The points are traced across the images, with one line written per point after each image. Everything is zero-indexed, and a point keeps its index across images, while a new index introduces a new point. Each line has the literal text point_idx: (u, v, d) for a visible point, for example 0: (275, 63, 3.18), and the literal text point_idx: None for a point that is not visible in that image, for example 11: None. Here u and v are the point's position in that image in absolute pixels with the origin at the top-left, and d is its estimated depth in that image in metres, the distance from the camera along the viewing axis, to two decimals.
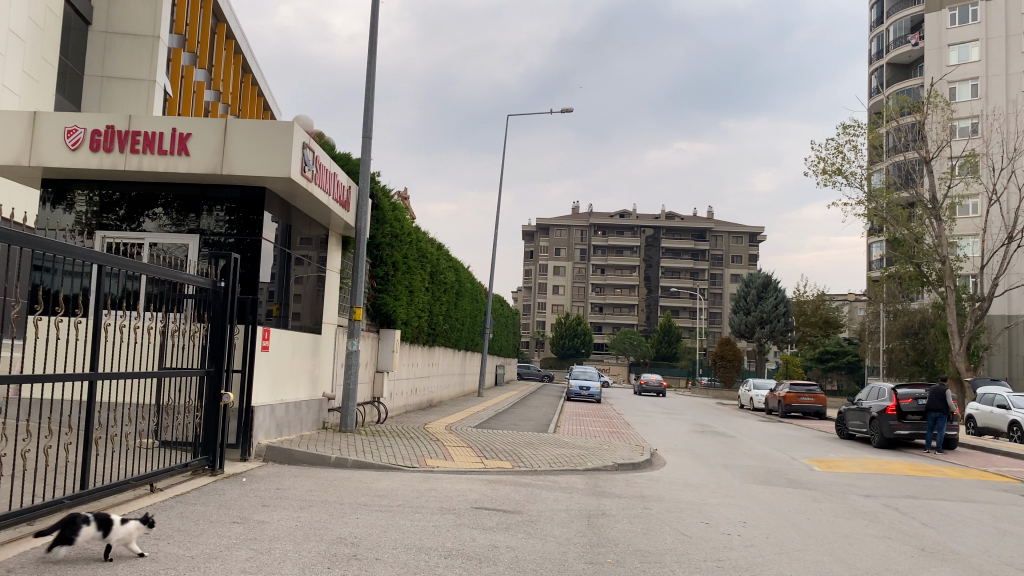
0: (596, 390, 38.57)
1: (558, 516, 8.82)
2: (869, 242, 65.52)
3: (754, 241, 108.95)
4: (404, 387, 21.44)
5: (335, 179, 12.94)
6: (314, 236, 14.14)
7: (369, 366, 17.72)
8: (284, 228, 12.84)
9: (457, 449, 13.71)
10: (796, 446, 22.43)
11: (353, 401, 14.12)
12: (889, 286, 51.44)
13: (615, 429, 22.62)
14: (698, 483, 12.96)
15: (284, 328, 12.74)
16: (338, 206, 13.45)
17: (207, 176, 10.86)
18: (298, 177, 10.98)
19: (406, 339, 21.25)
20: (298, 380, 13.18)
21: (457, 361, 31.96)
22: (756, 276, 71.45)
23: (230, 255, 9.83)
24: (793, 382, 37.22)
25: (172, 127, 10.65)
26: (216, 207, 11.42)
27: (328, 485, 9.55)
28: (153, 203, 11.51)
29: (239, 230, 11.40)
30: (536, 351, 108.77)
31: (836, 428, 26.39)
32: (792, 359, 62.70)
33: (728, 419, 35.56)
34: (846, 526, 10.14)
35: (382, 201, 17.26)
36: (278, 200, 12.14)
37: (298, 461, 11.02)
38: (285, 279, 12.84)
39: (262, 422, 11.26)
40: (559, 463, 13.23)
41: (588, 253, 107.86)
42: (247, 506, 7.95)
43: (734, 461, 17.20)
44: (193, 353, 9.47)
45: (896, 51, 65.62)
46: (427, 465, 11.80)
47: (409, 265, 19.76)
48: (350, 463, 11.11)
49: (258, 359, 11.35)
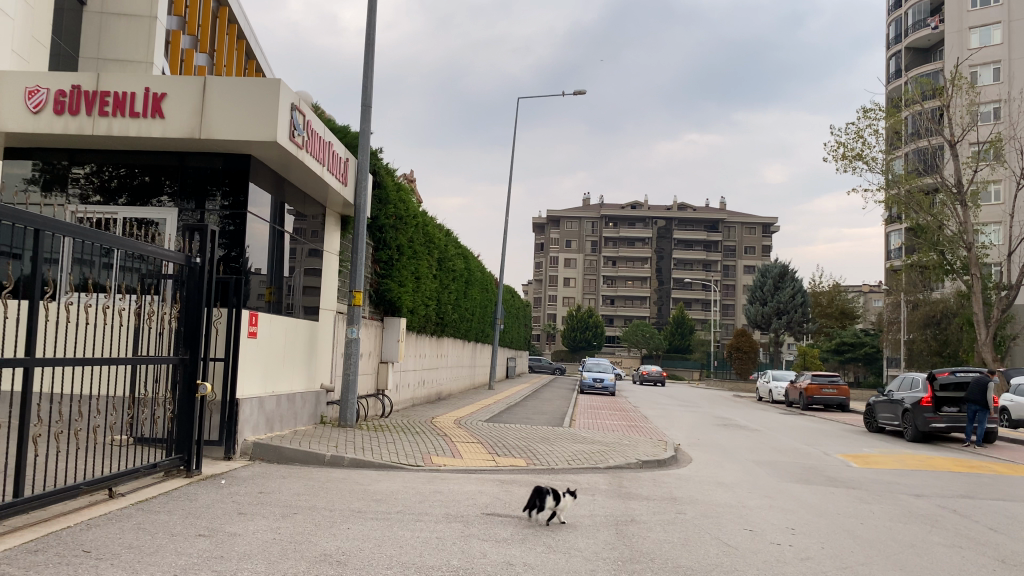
0: (610, 382, 37.36)
1: (582, 524, 7.66)
2: (888, 231, 63.94)
3: (767, 232, 107.08)
4: (410, 379, 20.33)
5: (330, 150, 11.74)
6: (310, 214, 12.97)
7: (372, 356, 16.62)
8: (277, 205, 11.72)
9: (467, 445, 12.55)
10: (826, 440, 21.16)
11: (352, 394, 12.99)
12: (911, 275, 49.78)
13: (633, 423, 21.44)
14: (732, 483, 11.77)
15: (278, 313, 11.60)
16: (336, 180, 12.25)
17: (185, 142, 9.71)
18: (287, 142, 9.81)
19: (413, 328, 20.15)
20: (292, 369, 12.06)
21: (467, 352, 30.84)
22: (772, 265, 69.50)
23: (206, 225, 8.63)
24: (815, 374, 35.87)
25: (146, 87, 9.52)
26: (199, 178, 10.28)
27: (319, 488, 8.41)
28: (133, 174, 10.39)
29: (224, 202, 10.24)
30: (546, 345, 107.50)
31: (865, 422, 25.11)
32: (810, 351, 61.17)
33: (748, 411, 34.31)
34: (908, 533, 8.95)
35: (384, 179, 16.08)
36: (267, 173, 10.97)
37: (290, 461, 9.87)
38: (278, 261, 11.71)
39: (250, 416, 10.08)
40: (577, 460, 12.05)
41: (599, 244, 106.55)
42: (220, 514, 6.81)
43: (765, 456, 16.01)
44: (167, 338, 8.29)
45: (915, 35, 63.84)
46: (433, 464, 10.65)
47: (414, 250, 18.58)
48: (347, 462, 9.98)
49: (244, 346, 10.14)
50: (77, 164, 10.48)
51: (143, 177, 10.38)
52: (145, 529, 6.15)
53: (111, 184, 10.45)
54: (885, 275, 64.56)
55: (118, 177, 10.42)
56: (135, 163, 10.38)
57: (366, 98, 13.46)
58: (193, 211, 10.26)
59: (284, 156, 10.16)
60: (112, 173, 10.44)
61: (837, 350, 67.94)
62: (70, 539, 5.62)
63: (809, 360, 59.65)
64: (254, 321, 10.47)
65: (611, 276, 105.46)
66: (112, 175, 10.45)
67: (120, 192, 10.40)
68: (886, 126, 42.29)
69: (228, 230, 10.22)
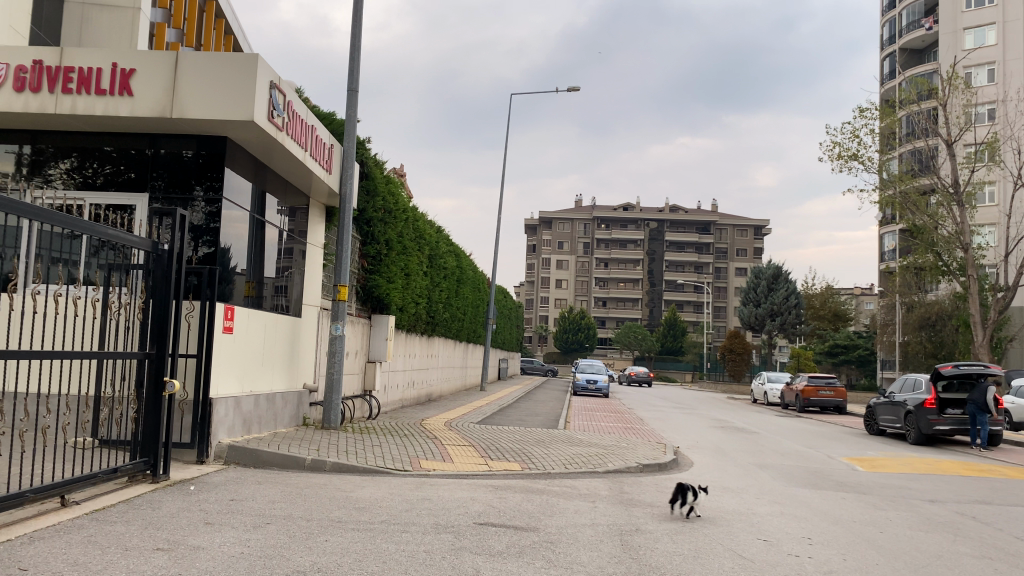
0: (604, 384, 36.75)
1: (583, 535, 7.01)
2: (882, 233, 63.54)
3: (759, 234, 106.74)
4: (399, 380, 19.64)
5: (313, 135, 11.07)
6: (292, 205, 12.29)
7: (359, 355, 15.99)
8: (258, 194, 11.05)
9: (458, 448, 11.89)
10: (827, 443, 20.59)
11: (336, 394, 12.34)
12: (906, 277, 49.36)
13: (629, 424, 20.83)
14: (738, 488, 11.15)
15: (257, 309, 10.92)
16: (320, 168, 11.58)
17: (156, 121, 9.01)
18: (265, 123, 9.14)
19: (402, 327, 19.48)
20: (273, 368, 11.40)
21: (458, 353, 30.18)
22: (765, 265, 68.85)
23: (175, 209, 7.88)
24: (812, 375, 35.33)
25: (113, 62, 8.82)
26: (175, 165, 9.58)
27: (297, 494, 7.73)
28: (104, 157, 9.67)
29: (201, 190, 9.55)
30: (539, 347, 106.87)
31: (864, 424, 24.58)
32: (804, 354, 60.75)
33: (745, 413, 33.74)
34: (932, 543, 8.35)
35: (372, 170, 15.43)
36: (245, 158, 10.28)
37: (268, 465, 9.20)
38: (258, 254, 11.04)
39: (224, 417, 9.39)
40: (574, 464, 11.39)
41: (591, 246, 105.99)
42: (184, 524, 6.13)
43: (767, 460, 15.41)
44: (132, 332, 7.58)
45: (909, 35, 63.49)
46: (422, 468, 9.97)
47: (404, 246, 17.92)
48: (328, 467, 9.31)
49: (219, 342, 9.46)
50: (44, 145, 9.75)
51: (115, 160, 9.66)
52: (96, 542, 5.46)
53: (81, 166, 9.71)
54: (880, 276, 64.16)
55: (88, 159, 9.69)
56: (107, 145, 9.66)
57: (353, 82, 12.78)
58: (167, 198, 9.55)
59: (263, 138, 9.50)
60: (82, 154, 9.71)
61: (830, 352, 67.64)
62: (6, 556, 4.94)
63: (803, 362, 59.19)
64: (230, 315, 9.78)
65: (603, 278, 104.88)
66: (83, 157, 9.71)
67: (90, 175, 9.67)
68: (880, 126, 41.82)
69: (203, 219, 9.53)
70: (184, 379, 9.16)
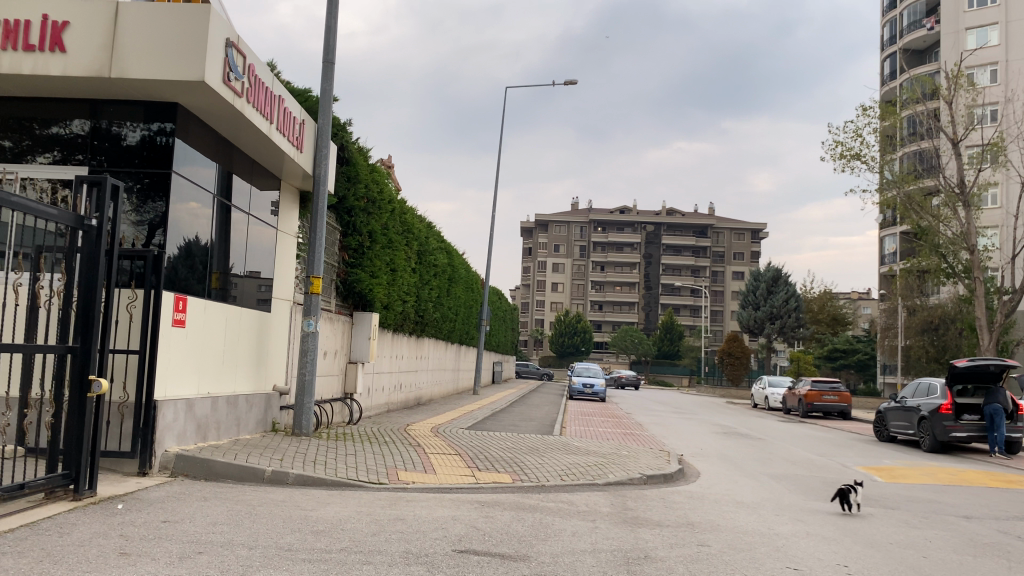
0: (601, 388, 35.61)
1: (582, 565, 5.87)
2: (882, 236, 62.46)
3: (756, 238, 105.82)
4: (385, 383, 18.47)
5: (280, 107, 9.92)
6: (261, 188, 11.11)
7: (339, 356, 14.88)
8: (224, 176, 9.93)
9: (442, 457, 10.71)
10: (839, 450, 19.47)
11: (308, 397, 11.20)
12: (909, 282, 48.31)
13: (628, 430, 19.66)
14: (755, 503, 10.01)
15: (220, 302, 9.78)
16: (290, 144, 10.39)
17: (93, 82, 7.84)
18: (219, 86, 7.98)
19: (388, 326, 18.33)
20: (235, 366, 10.24)
21: (450, 356, 28.99)
22: (764, 268, 67.58)
23: (105, 179, 6.65)
24: (815, 379, 34.20)
25: (43, 14, 7.67)
26: (127, 135, 8.35)
27: (247, 515, 6.55)
28: (53, 125, 8.44)
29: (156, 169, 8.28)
30: (534, 350, 105.78)
31: (874, 430, 23.50)
32: (803, 357, 59.74)
33: (746, 418, 32.62)
34: (986, 570, 7.21)
35: (354, 155, 14.33)
36: (204, 133, 9.11)
37: (221, 478, 8.02)
38: (222, 241, 9.90)
39: (172, 422, 8.19)
40: (571, 476, 10.23)
41: (587, 249, 104.80)
42: (92, 555, 4.97)
43: (779, 470, 14.30)
44: (51, 324, 6.39)
45: (911, 35, 62.43)
46: (400, 481, 8.82)
47: (390, 239, 16.75)
48: (291, 480, 8.17)
49: (167, 337, 8.28)
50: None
51: (64, 132, 8.43)
52: None
53: (26, 136, 8.48)
54: (880, 280, 63.09)
55: (34, 129, 8.47)
56: (55, 113, 8.43)
57: (329, 54, 11.64)
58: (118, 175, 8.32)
59: (218, 105, 8.34)
60: (27, 123, 8.48)
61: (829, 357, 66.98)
62: None
63: (804, 366, 58.12)
64: (181, 307, 8.61)
65: (600, 281, 103.70)
66: (28, 125, 8.49)
67: (36, 147, 8.44)
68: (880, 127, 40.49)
69: (155, 199, 8.29)
70: (124, 379, 7.95)
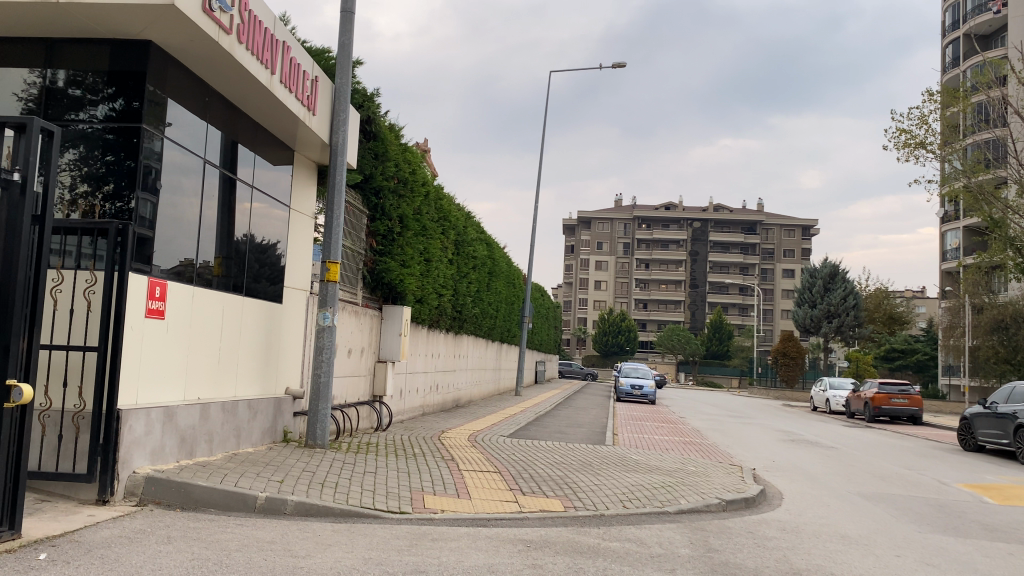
0: (651, 390, 33.62)
1: None
2: (944, 231, 59.09)
3: (807, 235, 101.98)
4: (419, 384, 16.86)
5: (286, 56, 8.32)
6: (269, 157, 9.49)
7: (366, 353, 13.30)
8: (226, 143, 8.40)
9: (479, 476, 8.94)
10: (927, 462, 17.29)
11: (323, 403, 9.57)
12: (978, 278, 44.99)
13: (688, 439, 17.75)
14: (864, 539, 8.07)
15: (218, 291, 8.23)
16: (298, 103, 8.77)
17: (41, 12, 6.29)
18: (196, 15, 6.39)
19: (423, 322, 16.73)
20: (237, 366, 8.68)
21: (491, 355, 27.45)
22: (821, 265, 63.96)
23: (33, 121, 5.01)
24: (883, 382, 31.77)
25: None
26: (122, 103, 6.75)
27: (211, 568, 4.86)
28: (36, 94, 6.89)
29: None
30: (577, 349, 103.82)
31: (959, 439, 21.26)
32: (862, 357, 56.70)
33: (808, 423, 30.38)
34: None
35: (383, 130, 12.67)
36: (190, 84, 7.53)
37: (204, 507, 6.43)
38: (222, 219, 8.34)
39: (143, 435, 6.61)
40: (633, 500, 8.45)
41: (631, 246, 102.40)
42: None
43: (870, 488, 12.34)
44: None
45: (975, 20, 58.94)
46: (427, 510, 7.12)
47: (424, 226, 15.10)
48: (290, 509, 6.56)
49: (138, 332, 6.70)
50: (6, 102, 6.93)
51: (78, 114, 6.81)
52: None
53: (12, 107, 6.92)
54: (942, 277, 59.70)
55: (41, 113, 6.88)
56: (61, 90, 6.85)
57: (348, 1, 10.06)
58: (128, 156, 6.70)
59: (200, 41, 6.74)
60: (35, 106, 6.89)
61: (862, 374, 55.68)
62: None
63: (863, 367, 55.35)
64: (159, 294, 7.03)
65: (644, 279, 101.37)
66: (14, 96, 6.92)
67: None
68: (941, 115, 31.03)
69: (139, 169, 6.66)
70: (79, 383, 6.34)
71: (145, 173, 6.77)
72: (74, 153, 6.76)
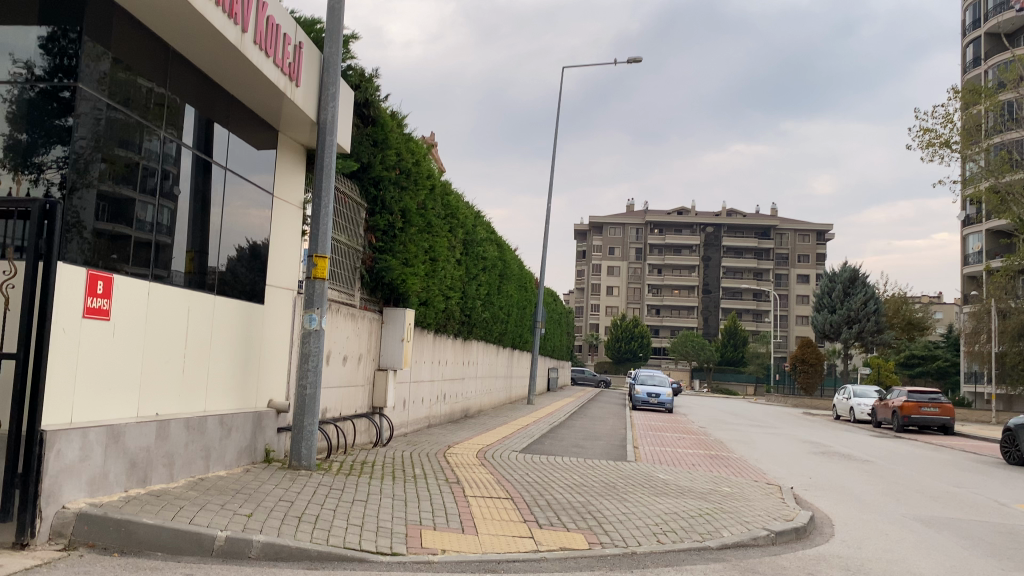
0: (668, 398, 32.24)
1: None
2: (966, 234, 57.33)
3: (822, 239, 100.29)
4: (424, 394, 15.65)
5: (262, 14, 7.15)
6: (249, 136, 8.32)
7: (364, 361, 12.10)
8: (196, 120, 7.27)
9: (487, 505, 7.67)
10: (976, 478, 15.87)
11: (308, 418, 8.39)
12: (1005, 282, 43.42)
13: (714, 453, 16.42)
14: None
15: (188, 291, 7.12)
16: (277, 71, 7.60)
17: None
18: None
19: (428, 327, 15.51)
20: (209, 377, 7.55)
21: (501, 362, 26.16)
22: (840, 269, 62.40)
23: None
24: (912, 390, 30.28)
25: None
26: (61, 63, 5.58)
27: None
28: None
29: (125, 150, 6.13)
30: (589, 355, 102.32)
31: (1002, 452, 19.81)
32: (884, 364, 54.98)
33: (835, 433, 28.94)
34: None
35: (382, 115, 11.51)
36: (144, 43, 6.38)
37: (149, 550, 5.24)
38: (192, 207, 7.19)
39: (76, 459, 5.44)
40: (664, 531, 7.24)
41: (644, 252, 100.98)
42: None
43: (927, 511, 11.01)
44: None
45: (996, 17, 57.28)
46: (424, 550, 5.87)
47: (429, 222, 13.90)
48: (257, 551, 5.34)
49: (74, 336, 5.55)
50: None
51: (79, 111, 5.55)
52: None
53: None
54: (965, 282, 57.96)
55: None
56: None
57: None
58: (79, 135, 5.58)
59: None
60: None
61: (884, 380, 54.13)
62: None
63: (885, 374, 53.56)
64: (103, 290, 5.86)
65: (657, 285, 99.86)
66: None
67: (40, 138, 5.56)
68: (965, 112, 28.53)
69: (138, 168, 6.33)
70: None
71: (152, 175, 6.52)
72: (64, 150, 5.55)
